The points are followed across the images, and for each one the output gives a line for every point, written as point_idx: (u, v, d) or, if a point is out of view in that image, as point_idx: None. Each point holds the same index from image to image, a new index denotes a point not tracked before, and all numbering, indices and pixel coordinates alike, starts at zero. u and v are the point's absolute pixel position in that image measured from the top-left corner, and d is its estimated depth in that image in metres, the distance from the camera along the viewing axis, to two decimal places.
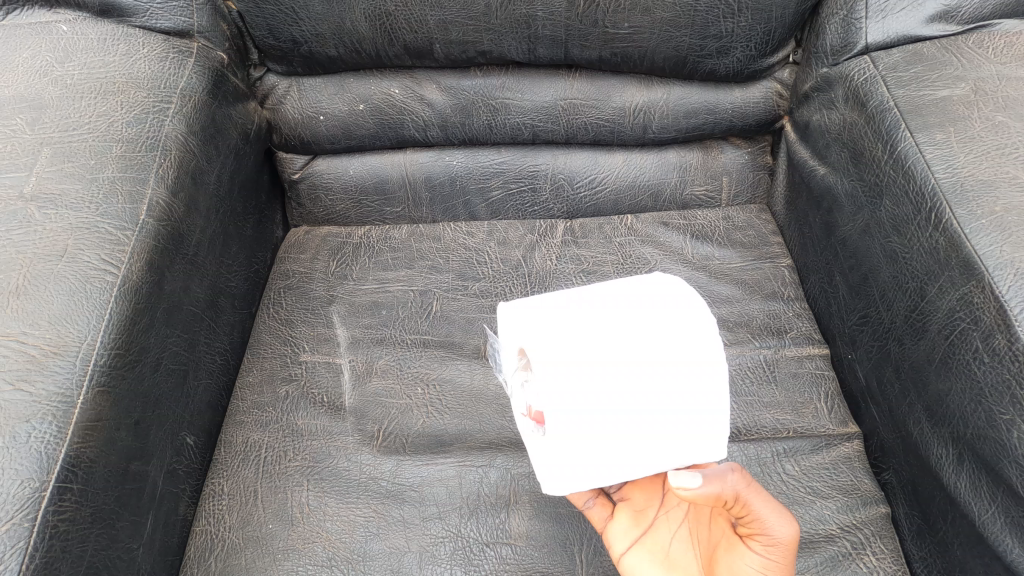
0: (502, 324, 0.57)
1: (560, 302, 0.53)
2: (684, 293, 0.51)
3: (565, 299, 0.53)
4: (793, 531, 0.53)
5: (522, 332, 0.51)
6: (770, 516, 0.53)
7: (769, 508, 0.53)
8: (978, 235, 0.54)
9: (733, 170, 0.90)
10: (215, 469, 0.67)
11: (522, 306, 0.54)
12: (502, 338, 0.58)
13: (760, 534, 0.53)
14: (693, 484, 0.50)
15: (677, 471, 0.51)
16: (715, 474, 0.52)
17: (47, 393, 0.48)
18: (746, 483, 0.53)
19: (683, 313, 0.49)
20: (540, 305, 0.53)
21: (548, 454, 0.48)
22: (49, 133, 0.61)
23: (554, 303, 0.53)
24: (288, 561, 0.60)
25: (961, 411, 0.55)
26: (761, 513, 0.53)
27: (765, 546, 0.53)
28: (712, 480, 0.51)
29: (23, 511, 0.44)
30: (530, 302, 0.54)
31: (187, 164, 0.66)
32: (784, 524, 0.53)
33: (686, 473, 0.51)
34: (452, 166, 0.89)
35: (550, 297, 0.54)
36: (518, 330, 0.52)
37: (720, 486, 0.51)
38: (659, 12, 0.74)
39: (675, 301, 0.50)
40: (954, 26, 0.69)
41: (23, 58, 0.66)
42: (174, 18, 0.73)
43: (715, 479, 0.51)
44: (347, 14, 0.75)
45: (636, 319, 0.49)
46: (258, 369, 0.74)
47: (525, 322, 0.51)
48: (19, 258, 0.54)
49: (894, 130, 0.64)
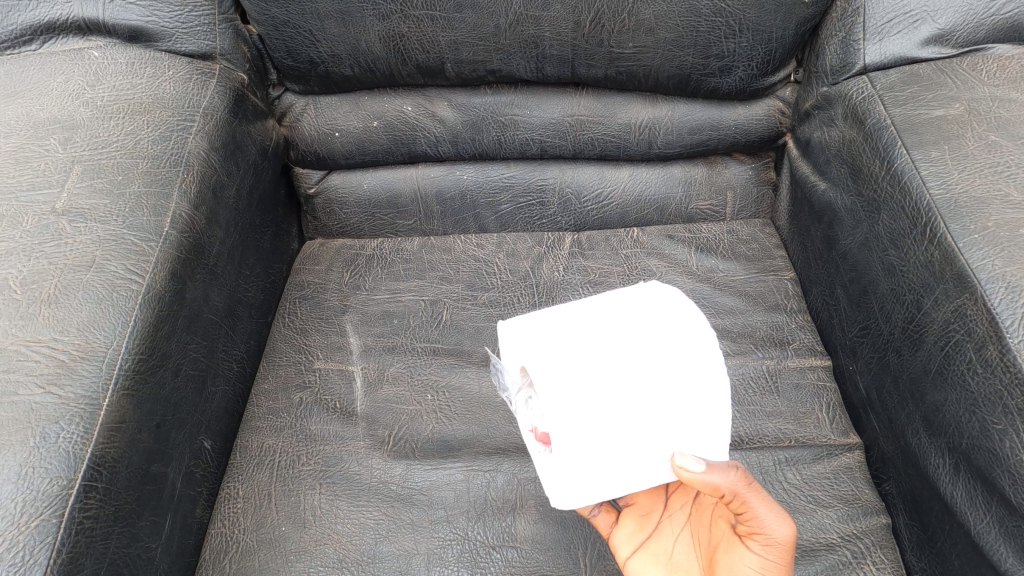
0: (503, 342, 0.59)
1: (559, 319, 0.55)
2: (676, 301, 0.53)
3: (560, 316, 0.55)
4: (791, 530, 0.52)
5: (521, 352, 0.53)
6: (767, 516, 0.52)
7: (766, 507, 0.52)
8: (971, 249, 0.55)
9: (737, 185, 0.92)
10: (231, 473, 0.69)
11: (524, 324, 0.56)
12: (505, 355, 0.60)
13: (758, 533, 0.52)
14: (697, 468, 0.49)
15: (682, 452, 0.49)
16: (719, 465, 0.50)
17: (75, 396, 0.51)
18: (746, 482, 0.51)
19: (676, 319, 0.52)
20: (542, 320, 0.55)
21: (556, 470, 0.50)
22: (81, 151, 0.65)
23: (550, 320, 0.55)
24: (300, 563, 0.62)
25: (957, 420, 0.56)
26: (758, 512, 0.52)
27: (763, 546, 0.53)
28: (715, 470, 0.49)
29: (51, 508, 0.47)
30: (527, 320, 0.57)
31: (209, 179, 0.70)
32: (781, 523, 0.52)
33: (691, 457, 0.49)
34: (463, 180, 0.91)
35: (551, 313, 0.56)
36: (519, 350, 0.54)
37: (721, 478, 0.50)
38: (662, 32, 0.77)
39: (674, 312, 0.52)
40: (948, 49, 0.71)
41: (57, 82, 0.70)
42: (198, 42, 0.76)
43: (718, 470, 0.50)
44: (361, 36, 0.79)
45: (631, 330, 0.52)
46: (274, 377, 0.77)
47: (524, 342, 0.54)
48: (51, 269, 0.57)
49: (891, 146, 0.65)
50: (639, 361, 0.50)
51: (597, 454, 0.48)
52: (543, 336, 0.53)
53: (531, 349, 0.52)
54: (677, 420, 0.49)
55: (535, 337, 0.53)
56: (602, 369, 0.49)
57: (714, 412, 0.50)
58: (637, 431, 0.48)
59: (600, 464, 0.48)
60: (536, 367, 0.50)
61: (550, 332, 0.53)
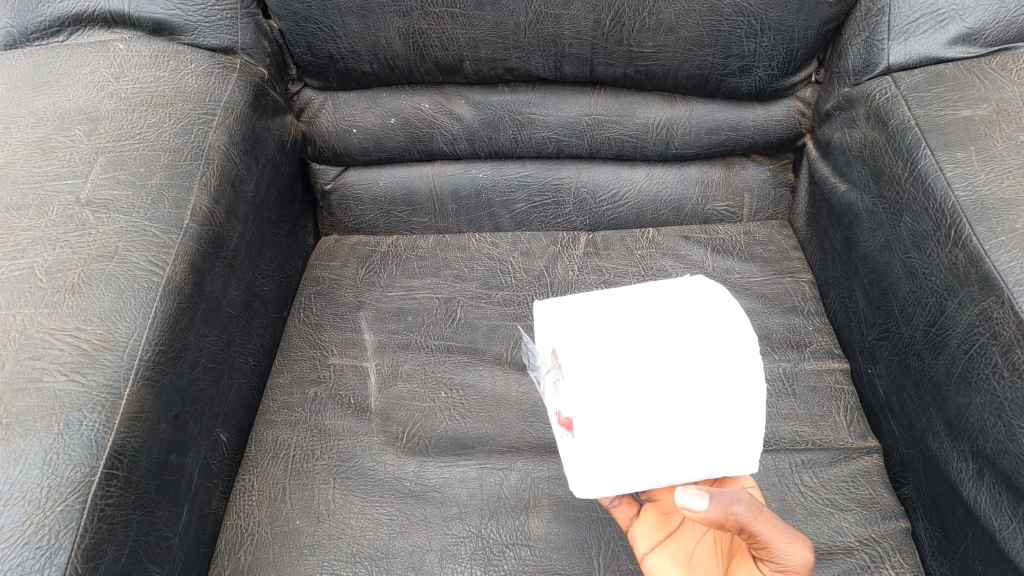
0: (537, 324, 0.59)
1: (597, 305, 0.54)
2: (718, 298, 0.53)
3: (599, 302, 0.55)
4: (806, 555, 0.49)
5: (554, 335, 0.53)
6: (782, 544, 0.48)
7: (780, 537, 0.48)
8: (997, 252, 0.55)
9: (754, 186, 0.91)
10: (246, 466, 0.69)
11: (561, 307, 0.55)
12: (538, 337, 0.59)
13: (772, 560, 0.49)
14: (699, 504, 0.46)
15: (685, 489, 0.46)
16: (725, 495, 0.47)
17: (97, 384, 0.51)
18: (756, 513, 0.47)
19: (718, 317, 0.51)
20: (580, 305, 0.55)
21: (577, 451, 0.49)
22: (105, 143, 0.65)
23: (588, 305, 0.54)
24: (314, 557, 0.62)
25: (981, 424, 0.55)
26: (773, 541, 0.48)
27: (775, 572, 0.50)
28: (718, 501, 0.46)
29: (75, 494, 0.47)
30: (564, 303, 0.56)
31: (228, 173, 0.70)
32: (797, 550, 0.48)
33: (694, 492, 0.46)
34: (478, 178, 0.91)
35: (591, 298, 0.56)
36: (552, 332, 0.54)
37: (723, 509, 0.46)
38: (683, 31, 0.76)
39: (716, 309, 0.52)
40: (976, 48, 0.71)
41: (83, 73, 0.71)
42: (220, 36, 0.77)
43: (723, 502, 0.46)
44: (382, 32, 0.79)
45: (682, 320, 0.51)
46: (289, 371, 0.77)
47: (560, 324, 0.53)
48: (74, 259, 0.57)
49: (914, 148, 0.65)
50: (675, 355, 0.49)
51: (621, 444, 0.48)
52: (574, 321, 0.53)
53: (565, 332, 0.52)
54: (707, 420, 0.48)
55: (566, 322, 0.53)
56: (636, 356, 0.49)
57: (747, 415, 0.49)
58: (664, 426, 0.48)
59: (623, 455, 0.48)
60: (568, 352, 0.50)
61: (586, 318, 0.53)
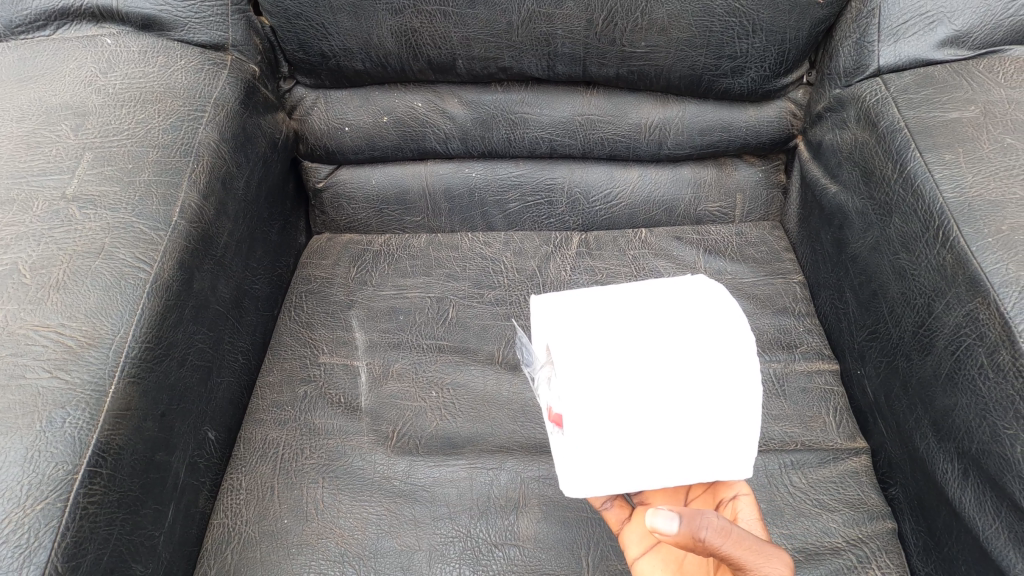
0: (533, 320, 0.59)
1: (595, 302, 0.54)
2: (718, 300, 0.52)
3: (598, 299, 0.54)
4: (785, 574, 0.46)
5: (550, 331, 0.53)
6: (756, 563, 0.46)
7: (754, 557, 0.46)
8: (984, 253, 0.55)
9: (747, 187, 0.91)
10: (234, 464, 0.69)
11: (558, 303, 0.55)
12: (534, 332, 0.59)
13: None
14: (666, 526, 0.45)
15: (654, 510, 0.45)
16: (694, 516, 0.46)
17: (82, 381, 0.51)
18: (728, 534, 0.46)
19: (716, 319, 0.51)
20: (578, 302, 0.55)
21: (568, 449, 0.49)
22: (92, 139, 0.65)
23: (586, 303, 0.54)
24: (302, 556, 0.62)
25: (967, 425, 0.55)
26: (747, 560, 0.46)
27: None
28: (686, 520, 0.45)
29: (57, 492, 0.47)
30: (562, 300, 0.56)
31: (218, 170, 0.70)
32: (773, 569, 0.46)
33: (664, 514, 0.45)
34: (472, 177, 0.91)
35: (589, 296, 0.55)
36: (548, 328, 0.53)
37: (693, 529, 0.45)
38: (675, 32, 0.76)
39: (715, 311, 0.52)
40: (964, 51, 0.71)
41: (70, 68, 0.70)
42: (211, 33, 0.77)
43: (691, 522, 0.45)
44: (374, 30, 0.79)
45: (680, 320, 0.51)
46: (279, 369, 0.77)
47: (557, 320, 0.53)
48: (59, 255, 0.57)
49: (904, 150, 0.65)
50: (671, 356, 0.49)
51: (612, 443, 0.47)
52: (577, 316, 0.53)
53: (561, 329, 0.52)
54: (700, 422, 0.48)
55: (568, 317, 0.53)
56: (632, 355, 0.49)
57: (741, 419, 0.49)
58: (656, 426, 0.48)
59: (614, 454, 0.48)
60: (563, 348, 0.50)
61: (584, 315, 0.53)
